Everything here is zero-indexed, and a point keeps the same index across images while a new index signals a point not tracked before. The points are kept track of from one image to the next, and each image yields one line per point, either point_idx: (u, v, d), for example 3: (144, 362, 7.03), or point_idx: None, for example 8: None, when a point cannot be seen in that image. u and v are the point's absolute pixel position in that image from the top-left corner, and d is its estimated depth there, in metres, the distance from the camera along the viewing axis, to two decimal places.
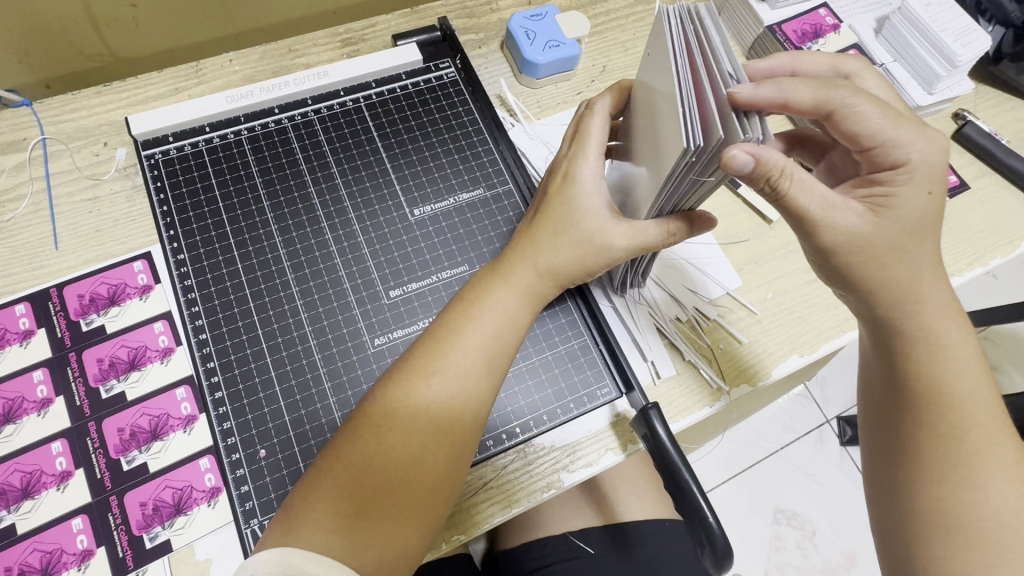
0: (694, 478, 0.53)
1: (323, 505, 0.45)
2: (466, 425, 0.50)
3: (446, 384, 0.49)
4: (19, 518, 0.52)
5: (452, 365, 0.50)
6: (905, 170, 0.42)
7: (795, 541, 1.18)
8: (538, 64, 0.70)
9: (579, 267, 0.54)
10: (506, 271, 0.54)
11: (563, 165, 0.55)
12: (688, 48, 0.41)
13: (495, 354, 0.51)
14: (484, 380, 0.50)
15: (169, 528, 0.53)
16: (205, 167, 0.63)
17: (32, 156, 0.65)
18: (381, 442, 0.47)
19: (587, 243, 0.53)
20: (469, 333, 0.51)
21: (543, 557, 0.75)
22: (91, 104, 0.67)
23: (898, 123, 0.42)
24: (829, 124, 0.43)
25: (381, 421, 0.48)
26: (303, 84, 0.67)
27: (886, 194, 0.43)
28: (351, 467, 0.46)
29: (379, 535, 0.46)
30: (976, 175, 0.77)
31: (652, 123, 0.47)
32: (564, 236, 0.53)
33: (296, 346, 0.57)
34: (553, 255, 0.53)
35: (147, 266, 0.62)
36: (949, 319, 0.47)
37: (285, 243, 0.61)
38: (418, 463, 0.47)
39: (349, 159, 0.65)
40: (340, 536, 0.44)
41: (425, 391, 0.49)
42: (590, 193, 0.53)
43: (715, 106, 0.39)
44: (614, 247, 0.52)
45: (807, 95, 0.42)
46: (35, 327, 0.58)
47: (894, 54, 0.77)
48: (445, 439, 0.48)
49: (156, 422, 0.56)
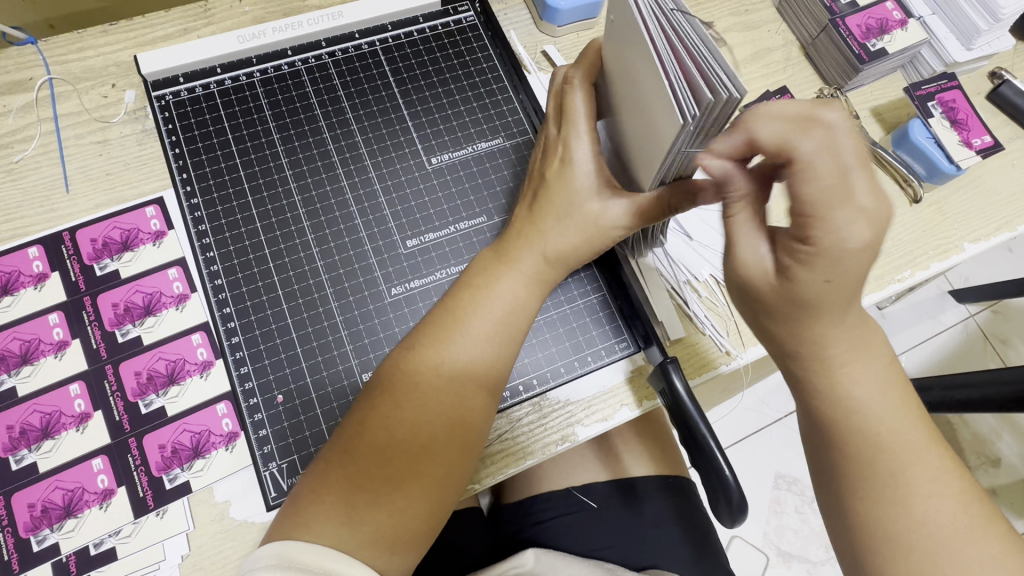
0: (712, 432, 0.52)
1: (332, 496, 0.44)
2: (476, 415, 0.48)
3: (454, 371, 0.48)
4: (40, 457, 0.53)
5: (463, 352, 0.48)
6: (812, 251, 0.36)
7: (794, 505, 1.19)
8: (560, 10, 0.67)
9: (585, 250, 0.52)
10: (511, 257, 0.52)
11: (562, 153, 0.51)
12: (659, 19, 0.38)
13: (506, 339, 0.50)
14: (489, 364, 0.49)
15: (188, 470, 0.54)
16: (217, 110, 0.62)
17: (40, 96, 0.63)
18: (391, 434, 0.46)
19: (592, 226, 0.51)
20: (475, 320, 0.49)
21: (549, 508, 0.77)
22: (98, 43, 0.65)
23: (834, 205, 0.34)
24: (784, 173, 0.35)
25: (390, 412, 0.46)
26: (317, 24, 0.64)
27: (786, 265, 0.39)
28: (362, 458, 0.45)
29: (384, 524, 0.44)
30: (1009, 137, 0.74)
31: (631, 88, 0.43)
32: (570, 221, 0.51)
33: (312, 294, 0.56)
34: (565, 237, 0.51)
35: (159, 212, 0.61)
36: (864, 371, 0.44)
37: (300, 189, 0.60)
38: (429, 452, 0.46)
39: (365, 106, 0.63)
40: (351, 528, 0.43)
41: (434, 379, 0.47)
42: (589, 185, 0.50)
43: (698, 74, 0.36)
44: (620, 227, 0.51)
45: (769, 130, 0.34)
46: (49, 270, 0.58)
47: (933, 7, 0.73)
48: (455, 430, 0.47)
49: (172, 366, 0.56)
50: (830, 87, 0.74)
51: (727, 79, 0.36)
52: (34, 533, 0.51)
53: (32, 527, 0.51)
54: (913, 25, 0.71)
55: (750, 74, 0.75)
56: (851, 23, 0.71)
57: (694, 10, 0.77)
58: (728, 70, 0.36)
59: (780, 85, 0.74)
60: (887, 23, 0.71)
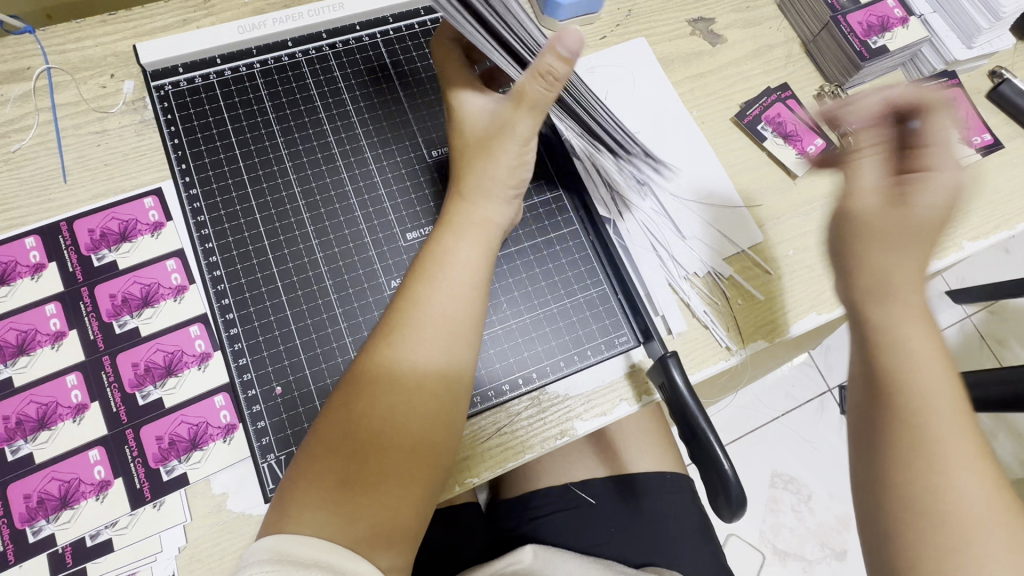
0: (711, 427, 0.52)
1: (305, 484, 0.43)
2: (435, 381, 0.45)
3: (409, 348, 0.45)
4: (36, 448, 0.53)
5: (409, 321, 0.46)
6: None
7: (791, 504, 1.20)
8: (561, 5, 0.70)
9: (498, 168, 0.49)
10: (453, 220, 0.50)
11: (447, 103, 0.53)
12: None
13: (457, 299, 0.47)
14: (438, 331, 0.46)
15: (186, 462, 0.54)
16: (217, 102, 0.61)
17: (38, 86, 0.62)
18: (350, 411, 0.44)
19: (490, 137, 0.49)
20: (421, 288, 0.47)
21: (547, 504, 0.77)
22: (96, 33, 0.64)
23: None
24: None
25: (348, 391, 0.45)
26: (318, 15, 0.64)
27: None
28: (326, 440, 0.44)
29: (362, 505, 0.42)
30: (1010, 136, 0.74)
31: None
32: (469, 149, 0.50)
33: (311, 285, 0.56)
34: (490, 172, 0.49)
35: (158, 203, 0.60)
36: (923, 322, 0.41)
37: (299, 180, 0.59)
38: (389, 425, 0.44)
39: (366, 97, 0.63)
40: (328, 512, 0.42)
41: (386, 354, 0.45)
42: (479, 114, 0.51)
43: None
44: (512, 123, 0.48)
45: None
46: (47, 260, 0.57)
47: (934, 6, 0.74)
48: (414, 402, 0.45)
49: (170, 358, 0.56)
50: (830, 85, 0.74)
51: None
52: (29, 524, 0.51)
53: (28, 519, 0.51)
54: (915, 23, 0.71)
55: (751, 71, 0.75)
56: (853, 20, 0.71)
57: (695, 6, 0.77)
58: None
59: (781, 82, 0.74)
60: (888, 20, 0.71)
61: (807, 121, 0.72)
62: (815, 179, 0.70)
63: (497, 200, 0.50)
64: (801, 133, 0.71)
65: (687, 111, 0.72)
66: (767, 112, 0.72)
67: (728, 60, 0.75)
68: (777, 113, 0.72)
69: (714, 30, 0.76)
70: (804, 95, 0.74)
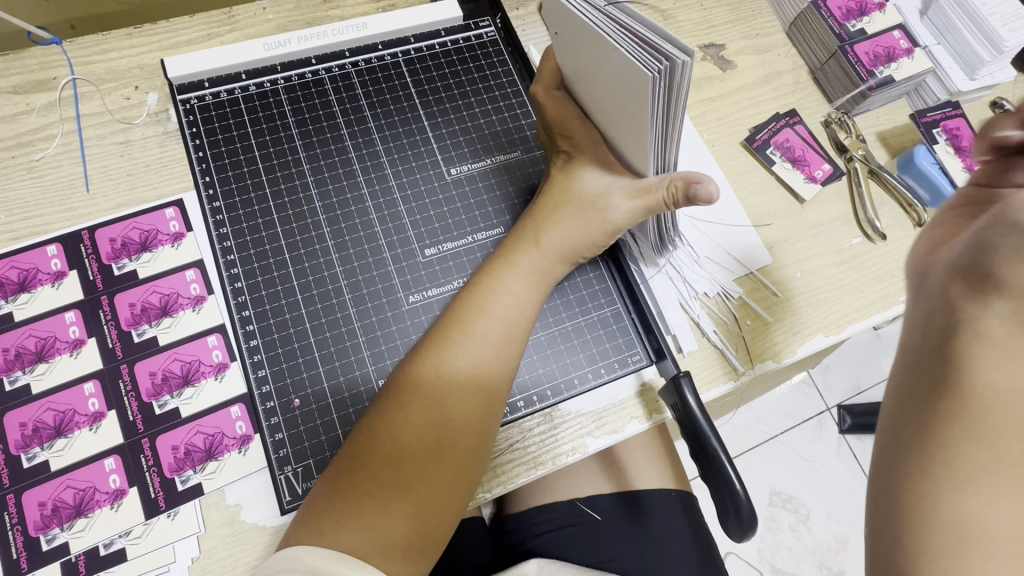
0: (723, 447, 0.53)
1: (340, 503, 0.43)
2: (481, 413, 0.47)
3: (460, 377, 0.47)
4: (52, 455, 0.53)
5: (462, 351, 0.48)
6: None
7: (789, 523, 1.20)
8: None
9: (582, 240, 0.53)
10: (513, 259, 0.53)
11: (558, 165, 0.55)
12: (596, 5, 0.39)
13: (508, 337, 0.50)
14: (492, 366, 0.48)
15: (200, 472, 0.54)
16: (241, 116, 0.62)
17: (63, 96, 0.63)
18: (395, 433, 0.45)
19: (589, 207, 0.53)
20: (478, 322, 0.49)
21: (552, 520, 0.76)
22: (122, 45, 0.65)
23: None
24: None
25: (392, 414, 0.46)
26: (342, 35, 0.65)
27: None
28: (369, 463, 0.44)
29: (390, 527, 0.43)
30: None
31: (596, 90, 0.46)
32: (563, 210, 0.53)
33: (330, 299, 0.57)
34: (572, 233, 0.53)
35: (179, 213, 0.61)
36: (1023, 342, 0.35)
37: (321, 196, 0.60)
38: (433, 451, 0.45)
39: (387, 115, 0.64)
40: (361, 533, 0.42)
41: (434, 381, 0.47)
42: (591, 185, 0.53)
43: (635, 42, 0.37)
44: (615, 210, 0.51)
45: None
46: (67, 268, 0.58)
47: (938, 38, 0.77)
48: (459, 433, 0.46)
49: (187, 367, 0.57)
50: (838, 112, 0.75)
51: (664, 49, 0.36)
52: (44, 531, 0.51)
53: (42, 526, 0.51)
54: (919, 53, 0.74)
55: (760, 97, 0.77)
56: (860, 50, 0.72)
57: (706, 33, 0.79)
58: (663, 40, 0.36)
59: (789, 108, 0.76)
60: (895, 51, 0.73)
61: (814, 146, 0.73)
62: (821, 205, 0.71)
63: (564, 257, 0.54)
64: (808, 158, 0.73)
65: (699, 134, 0.73)
66: (777, 137, 0.73)
67: (738, 85, 0.77)
68: (785, 138, 0.73)
69: (724, 56, 0.78)
70: (812, 121, 0.76)
